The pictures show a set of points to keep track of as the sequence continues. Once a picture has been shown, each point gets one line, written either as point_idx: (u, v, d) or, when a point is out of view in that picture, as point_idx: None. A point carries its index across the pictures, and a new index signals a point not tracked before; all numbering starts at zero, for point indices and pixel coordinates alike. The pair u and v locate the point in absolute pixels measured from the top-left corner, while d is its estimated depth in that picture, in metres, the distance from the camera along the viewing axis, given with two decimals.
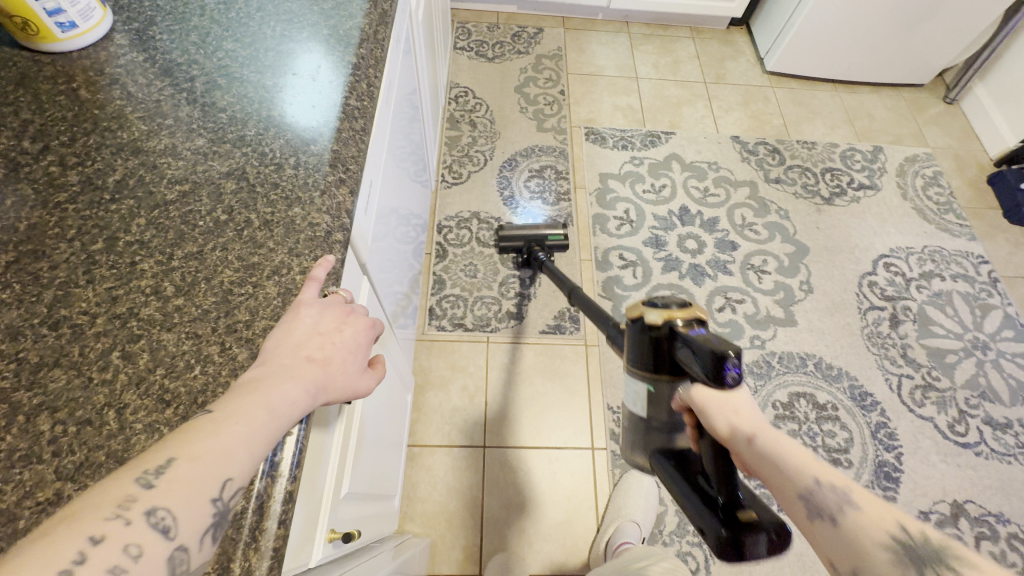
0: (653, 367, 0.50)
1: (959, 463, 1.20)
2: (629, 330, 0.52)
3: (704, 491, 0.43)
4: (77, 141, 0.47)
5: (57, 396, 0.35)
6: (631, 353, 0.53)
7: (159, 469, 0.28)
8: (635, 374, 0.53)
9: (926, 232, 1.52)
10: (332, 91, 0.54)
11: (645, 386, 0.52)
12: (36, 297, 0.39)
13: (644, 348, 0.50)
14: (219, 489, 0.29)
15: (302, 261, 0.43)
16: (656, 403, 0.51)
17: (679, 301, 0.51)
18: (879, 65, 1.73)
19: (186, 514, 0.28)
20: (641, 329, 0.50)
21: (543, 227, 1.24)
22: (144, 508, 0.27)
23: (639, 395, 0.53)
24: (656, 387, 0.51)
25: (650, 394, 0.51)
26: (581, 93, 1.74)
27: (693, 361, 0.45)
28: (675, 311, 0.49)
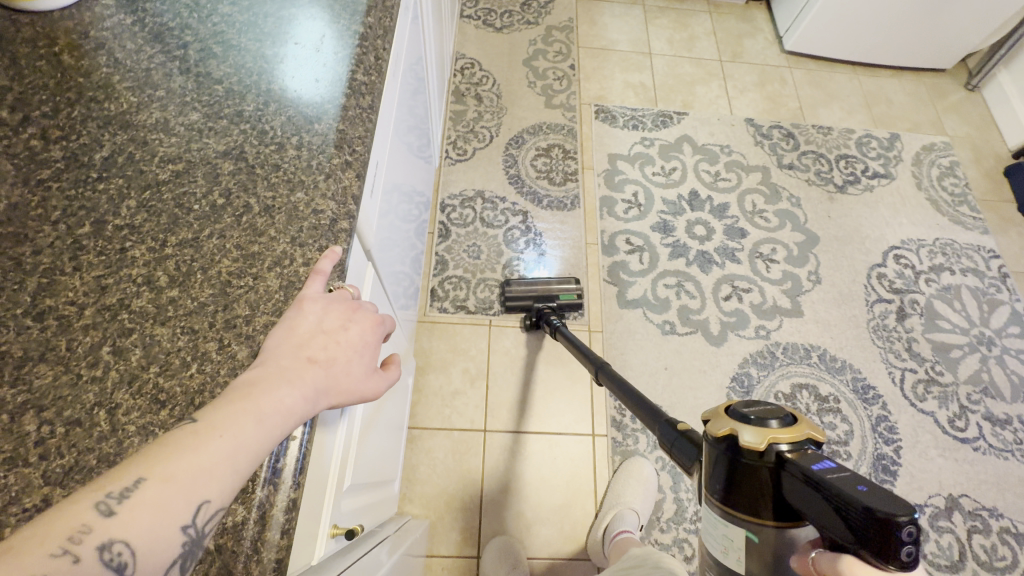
0: (753, 506, 0.39)
1: (956, 457, 1.20)
2: (710, 449, 0.41)
3: None
4: (61, 112, 0.43)
5: (43, 394, 0.33)
6: (712, 481, 0.41)
7: (123, 493, 0.26)
8: (723, 511, 0.41)
9: (938, 224, 1.49)
10: (338, 64, 0.50)
11: (743, 532, 0.40)
12: (18, 285, 0.36)
13: (738, 479, 0.39)
14: (192, 515, 0.27)
15: (305, 252, 0.41)
16: (757, 554, 0.40)
17: (779, 413, 0.40)
18: (903, 48, 1.66)
19: (150, 544, 0.26)
20: (735, 455, 0.38)
21: (553, 283, 1.23)
22: (98, 541, 0.24)
23: (733, 543, 0.41)
24: (759, 535, 0.39)
25: (750, 542, 0.40)
26: (592, 68, 1.67)
27: (831, 514, 0.33)
28: (777, 431, 0.38)
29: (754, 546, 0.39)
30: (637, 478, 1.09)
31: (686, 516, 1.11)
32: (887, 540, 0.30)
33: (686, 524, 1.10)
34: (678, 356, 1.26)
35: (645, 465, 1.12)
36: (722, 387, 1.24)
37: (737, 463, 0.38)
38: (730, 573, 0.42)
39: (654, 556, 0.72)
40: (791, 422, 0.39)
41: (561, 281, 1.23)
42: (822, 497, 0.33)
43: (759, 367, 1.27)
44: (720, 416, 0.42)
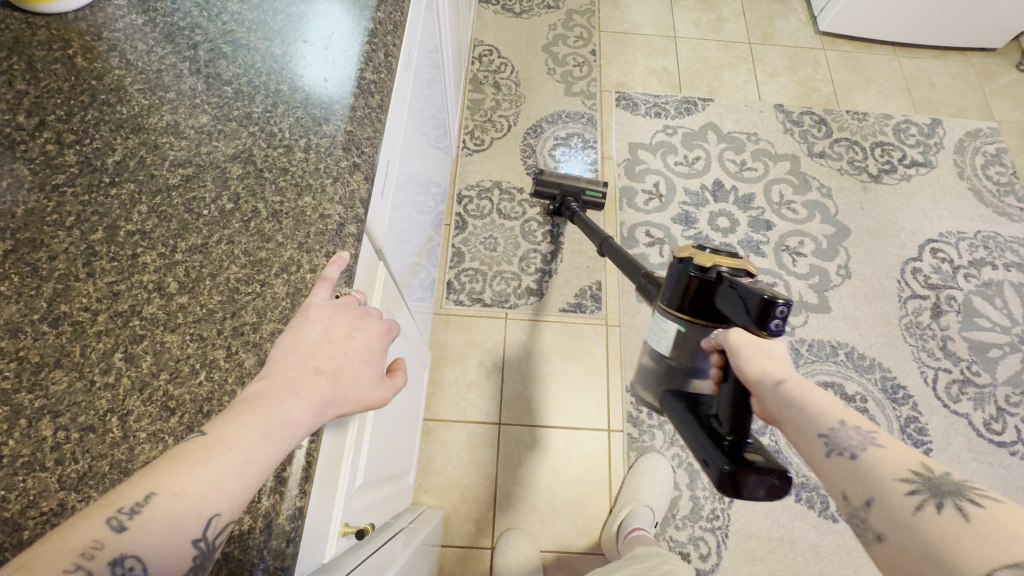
0: (691, 310, 0.53)
1: (991, 461, 1.15)
2: (672, 271, 0.54)
3: (713, 429, 0.46)
4: (75, 116, 0.43)
5: (58, 399, 0.34)
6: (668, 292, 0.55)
7: (134, 508, 0.27)
8: (666, 314, 0.56)
9: (980, 216, 1.41)
10: (347, 62, 0.49)
11: (674, 326, 0.55)
12: (34, 290, 0.36)
13: (685, 289, 0.53)
14: (203, 530, 0.28)
15: (312, 258, 0.40)
16: (681, 345, 0.55)
17: (727, 254, 0.54)
18: (949, 26, 1.56)
19: (161, 558, 0.27)
20: (689, 272, 0.52)
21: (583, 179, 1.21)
22: (110, 556, 0.26)
23: (666, 335, 0.56)
24: (686, 329, 0.54)
25: (679, 335, 0.55)
26: (614, 53, 1.62)
27: (736, 304, 0.47)
28: (722, 260, 0.51)
29: (680, 337, 0.55)
30: (652, 475, 1.08)
31: (702, 513, 1.09)
32: (767, 318, 0.44)
33: (702, 521, 1.08)
34: None
35: (661, 462, 1.11)
36: None
37: (688, 276, 0.52)
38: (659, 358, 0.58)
39: (664, 561, 0.70)
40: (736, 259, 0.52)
41: (589, 181, 1.22)
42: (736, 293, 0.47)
43: None
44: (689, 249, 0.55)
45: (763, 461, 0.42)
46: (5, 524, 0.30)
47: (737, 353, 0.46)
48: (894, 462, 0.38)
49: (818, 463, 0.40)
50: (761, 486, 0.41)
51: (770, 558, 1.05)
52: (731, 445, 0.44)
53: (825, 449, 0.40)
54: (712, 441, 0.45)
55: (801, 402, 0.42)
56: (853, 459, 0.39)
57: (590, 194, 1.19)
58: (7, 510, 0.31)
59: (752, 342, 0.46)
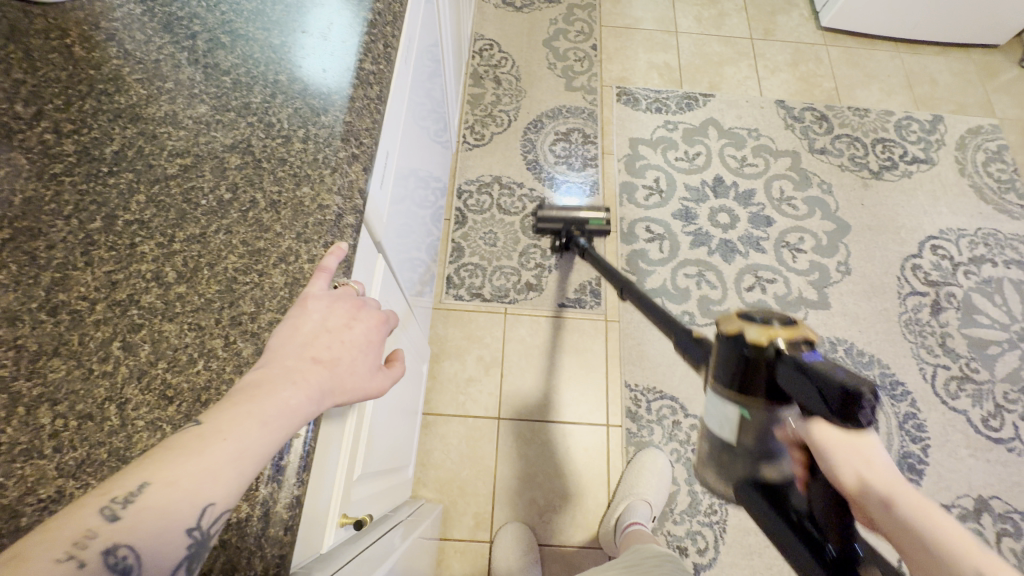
0: (752, 393, 0.39)
1: (989, 458, 1.15)
2: (716, 345, 0.42)
3: (808, 534, 0.40)
4: (72, 105, 0.43)
5: (57, 387, 0.34)
6: (715, 372, 0.42)
7: (127, 498, 0.27)
8: (720, 398, 0.42)
9: (981, 213, 1.40)
10: (345, 53, 0.49)
11: (734, 412, 0.41)
12: (32, 279, 0.36)
13: (738, 371, 0.40)
14: (197, 519, 0.28)
15: (310, 248, 0.40)
16: (747, 433, 0.41)
17: (780, 317, 0.41)
18: (952, 22, 1.55)
19: (154, 547, 0.27)
20: (740, 349, 0.39)
21: (582, 210, 1.16)
22: (102, 547, 0.26)
23: (726, 421, 0.42)
24: (751, 416, 0.40)
25: (744, 422, 0.40)
26: (615, 48, 1.61)
27: (811, 392, 0.35)
28: (777, 328, 0.39)
29: (745, 426, 0.40)
30: (651, 469, 1.09)
31: (700, 508, 1.09)
32: (853, 405, 0.33)
33: (699, 516, 1.08)
34: None
35: (660, 457, 1.11)
36: None
37: (739, 354, 0.39)
38: (724, 449, 0.43)
39: (658, 557, 0.71)
40: (791, 322, 0.40)
41: (591, 208, 1.17)
42: (808, 379, 0.35)
43: None
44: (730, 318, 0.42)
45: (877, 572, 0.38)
46: (3, 511, 0.30)
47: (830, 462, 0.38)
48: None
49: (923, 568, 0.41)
50: None
51: (767, 552, 1.05)
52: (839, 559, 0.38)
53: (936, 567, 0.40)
54: (815, 555, 0.39)
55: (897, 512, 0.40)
56: (953, 572, 0.40)
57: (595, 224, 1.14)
58: (5, 497, 0.31)
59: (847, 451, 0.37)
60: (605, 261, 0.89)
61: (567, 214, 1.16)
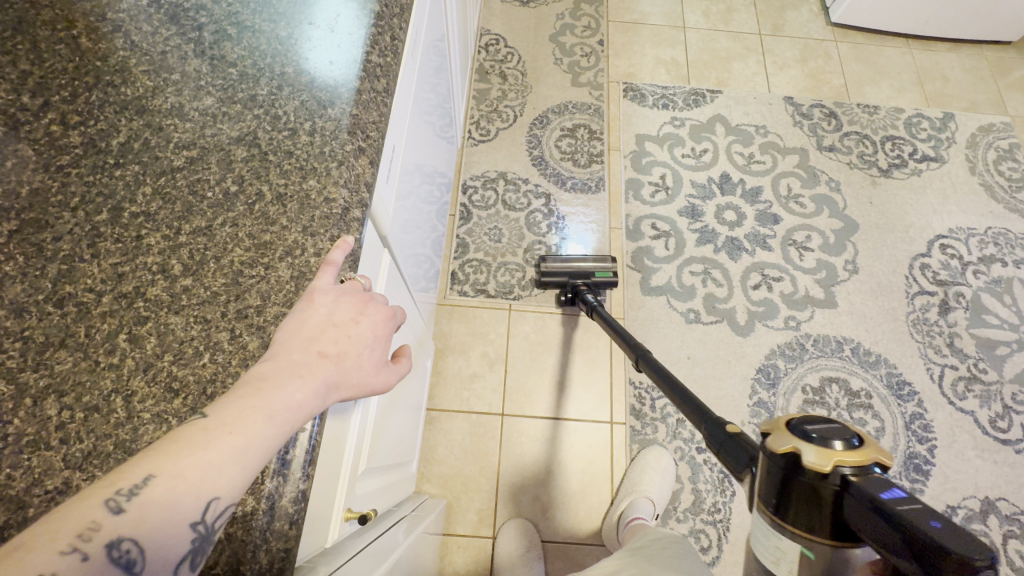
0: (818, 531, 0.32)
1: (996, 459, 1.14)
2: (764, 461, 0.35)
3: None
4: (79, 96, 0.43)
5: (64, 379, 0.34)
6: (764, 492, 0.35)
7: (133, 490, 0.27)
8: (776, 529, 0.35)
9: (992, 212, 1.39)
10: (352, 45, 0.49)
11: (794, 547, 0.34)
12: (40, 271, 0.36)
13: (795, 498, 0.33)
14: (201, 513, 0.28)
15: (316, 242, 0.40)
16: (811, 573, 0.33)
17: (840, 427, 0.34)
18: (964, 18, 1.53)
19: (158, 540, 0.27)
20: (798, 475, 0.32)
21: (588, 260, 1.16)
22: (106, 540, 0.26)
23: (783, 555, 0.35)
24: (816, 555, 0.33)
25: (805, 559, 0.33)
26: (622, 44, 1.60)
27: (897, 547, 0.27)
28: (842, 450, 0.32)
29: (809, 565, 0.33)
30: (654, 467, 1.08)
31: (704, 507, 1.09)
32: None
33: (703, 514, 1.08)
34: (702, 345, 1.23)
35: (664, 455, 1.11)
36: (746, 379, 1.20)
37: (793, 480, 0.33)
38: None
39: (671, 539, 0.70)
40: (858, 440, 0.33)
41: (595, 259, 1.17)
42: (894, 534, 0.27)
43: (787, 359, 1.22)
44: (779, 428, 0.35)
45: None
46: (11, 501, 0.30)
47: None
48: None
49: None
50: None
51: None
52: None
53: None
54: None
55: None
56: None
57: (601, 275, 1.14)
58: (12, 488, 0.31)
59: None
60: (615, 321, 0.87)
61: (576, 266, 1.16)
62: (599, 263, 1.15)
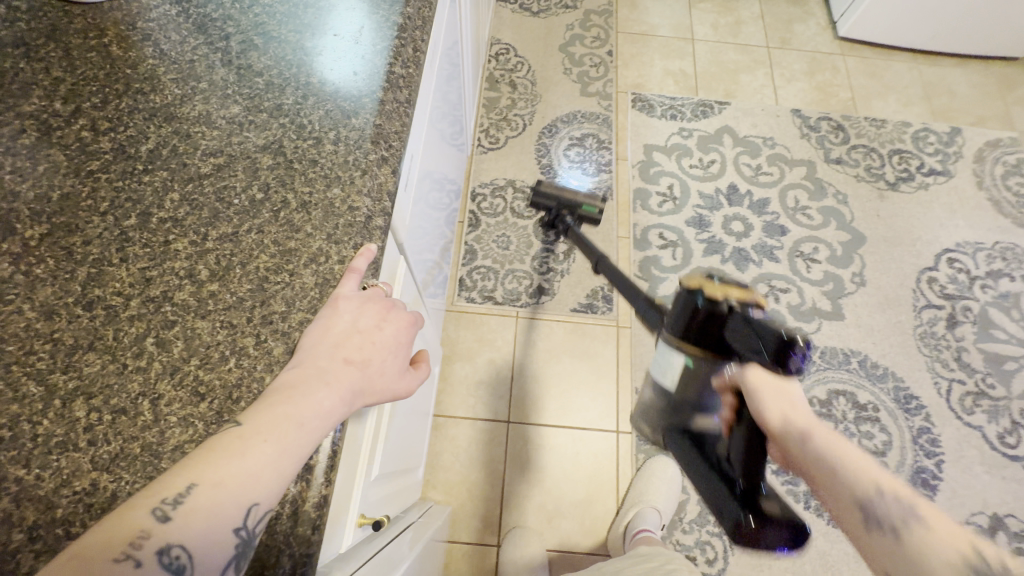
0: (700, 344, 0.47)
1: (1005, 475, 1.14)
2: (678, 298, 0.48)
3: (725, 472, 0.48)
4: (109, 103, 0.44)
5: (92, 381, 0.34)
6: (674, 323, 0.49)
7: (177, 498, 0.27)
8: (671, 345, 0.50)
9: (999, 227, 1.39)
10: (375, 55, 0.50)
11: (682, 360, 0.49)
12: (70, 274, 0.37)
13: (691, 322, 0.47)
14: (244, 518, 0.28)
15: (340, 250, 0.40)
16: (689, 379, 0.50)
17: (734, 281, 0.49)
18: (970, 34, 1.54)
19: (204, 547, 0.28)
20: (694, 301, 0.46)
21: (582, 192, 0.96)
22: (156, 547, 0.26)
23: (671, 368, 0.51)
24: (695, 364, 0.48)
25: (685, 370, 0.49)
26: (631, 55, 1.62)
27: (753, 340, 0.43)
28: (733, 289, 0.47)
29: (689, 370, 0.49)
30: (661, 477, 1.08)
31: (709, 518, 1.08)
32: (787, 356, 0.41)
33: (709, 526, 1.08)
34: None
35: (669, 465, 1.10)
36: None
37: (697, 308, 0.46)
38: (665, 392, 0.53)
39: (674, 561, 0.70)
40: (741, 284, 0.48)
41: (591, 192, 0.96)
42: (751, 332, 0.43)
43: None
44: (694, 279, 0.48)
45: (780, 513, 0.45)
46: (38, 502, 0.31)
47: (758, 398, 0.45)
48: (936, 538, 0.38)
49: (857, 531, 0.41)
50: (773, 536, 0.44)
51: (777, 565, 1.04)
52: (745, 491, 0.46)
53: (864, 519, 0.40)
54: (728, 490, 0.47)
55: (837, 467, 0.43)
56: (878, 516, 0.40)
57: (585, 208, 0.95)
58: (41, 488, 0.31)
59: (783, 397, 0.45)
60: (589, 238, 0.85)
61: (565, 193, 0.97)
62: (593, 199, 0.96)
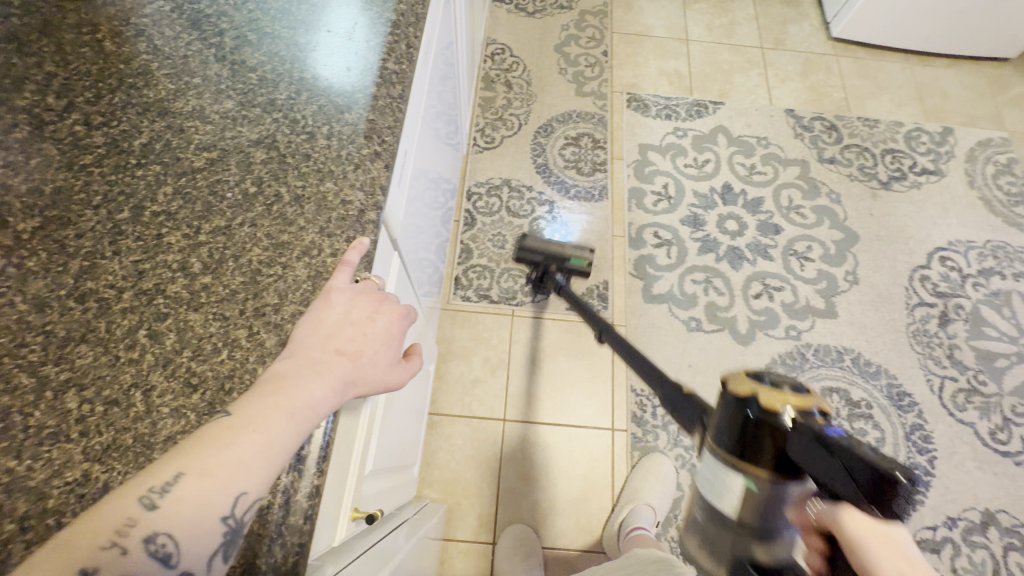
0: (758, 461, 0.35)
1: (996, 471, 1.15)
2: (721, 403, 0.38)
3: None
4: (103, 98, 0.44)
5: (84, 372, 0.34)
6: (719, 433, 0.38)
7: (164, 487, 0.27)
8: (722, 464, 0.38)
9: (990, 226, 1.40)
10: (369, 52, 0.50)
11: (740, 483, 0.37)
12: (62, 267, 0.37)
13: (743, 434, 0.36)
14: (231, 508, 0.28)
15: (333, 243, 0.41)
16: (750, 507, 0.37)
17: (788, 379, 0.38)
18: (961, 36, 1.56)
19: (191, 535, 0.28)
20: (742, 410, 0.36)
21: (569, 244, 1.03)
22: (143, 535, 0.26)
23: (728, 494, 0.37)
24: (759, 488, 0.36)
25: (746, 495, 0.36)
26: (626, 55, 1.62)
27: (838, 469, 0.31)
28: (789, 393, 0.36)
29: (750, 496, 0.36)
30: (655, 474, 1.08)
31: None
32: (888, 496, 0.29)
33: None
34: (703, 354, 1.24)
35: (664, 463, 1.11)
36: None
37: (748, 419, 0.36)
38: (720, 523, 0.39)
39: (667, 559, 0.70)
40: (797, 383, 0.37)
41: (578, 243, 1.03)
42: (832, 457, 0.31)
43: (788, 369, 1.23)
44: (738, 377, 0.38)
45: None
46: (29, 493, 0.31)
47: (861, 554, 0.32)
48: None
49: None
50: None
51: None
52: None
53: None
54: None
55: None
56: None
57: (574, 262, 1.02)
58: (32, 479, 0.31)
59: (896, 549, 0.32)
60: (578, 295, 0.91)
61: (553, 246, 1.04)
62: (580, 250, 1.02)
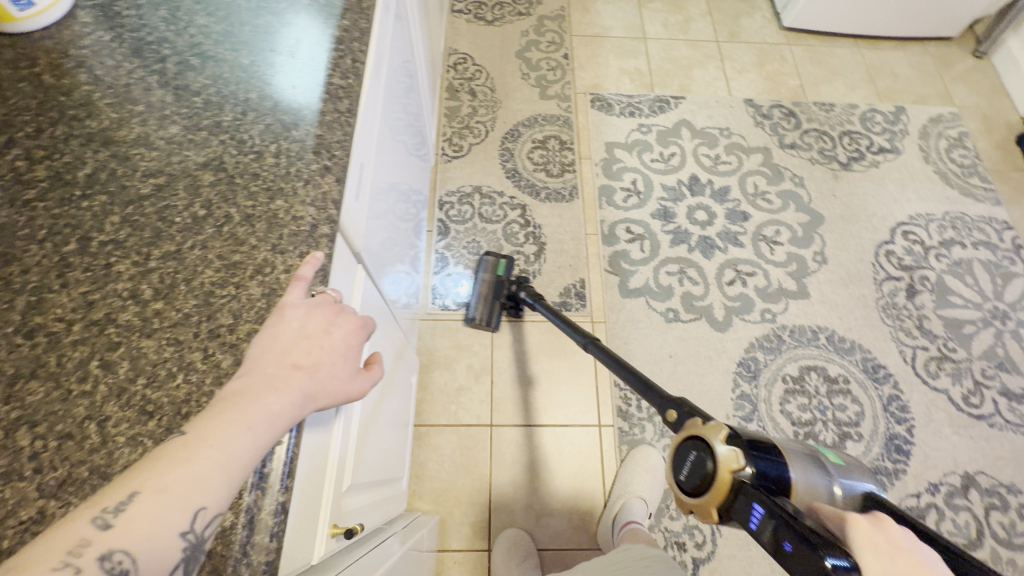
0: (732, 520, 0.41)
1: (971, 434, 1.18)
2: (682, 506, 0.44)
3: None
4: (43, 132, 0.44)
5: (35, 409, 0.34)
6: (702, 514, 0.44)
7: (119, 506, 0.27)
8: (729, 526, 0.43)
9: (948, 198, 1.45)
10: (314, 69, 0.50)
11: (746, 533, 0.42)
12: (8, 304, 0.37)
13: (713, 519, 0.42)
14: (189, 523, 0.28)
15: (286, 259, 0.41)
16: None
17: (694, 461, 0.43)
18: (906, 18, 1.62)
19: (150, 551, 0.27)
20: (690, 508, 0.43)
21: (482, 275, 1.21)
22: (98, 553, 0.26)
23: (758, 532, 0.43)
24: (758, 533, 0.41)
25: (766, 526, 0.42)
26: (586, 57, 1.65)
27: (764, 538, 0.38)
28: (706, 488, 0.41)
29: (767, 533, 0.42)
30: (644, 465, 1.10)
31: None
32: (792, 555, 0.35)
33: None
34: (683, 343, 1.26)
35: (653, 454, 1.12)
36: (727, 373, 1.23)
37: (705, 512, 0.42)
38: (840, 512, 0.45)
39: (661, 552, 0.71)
40: (710, 459, 0.42)
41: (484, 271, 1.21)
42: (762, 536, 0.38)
43: (765, 351, 1.25)
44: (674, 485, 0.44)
45: None
46: None
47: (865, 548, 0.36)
48: None
49: None
50: None
51: None
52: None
53: None
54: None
55: None
56: None
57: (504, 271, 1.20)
58: None
59: (887, 552, 0.35)
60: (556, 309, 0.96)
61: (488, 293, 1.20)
62: (491, 267, 1.20)
